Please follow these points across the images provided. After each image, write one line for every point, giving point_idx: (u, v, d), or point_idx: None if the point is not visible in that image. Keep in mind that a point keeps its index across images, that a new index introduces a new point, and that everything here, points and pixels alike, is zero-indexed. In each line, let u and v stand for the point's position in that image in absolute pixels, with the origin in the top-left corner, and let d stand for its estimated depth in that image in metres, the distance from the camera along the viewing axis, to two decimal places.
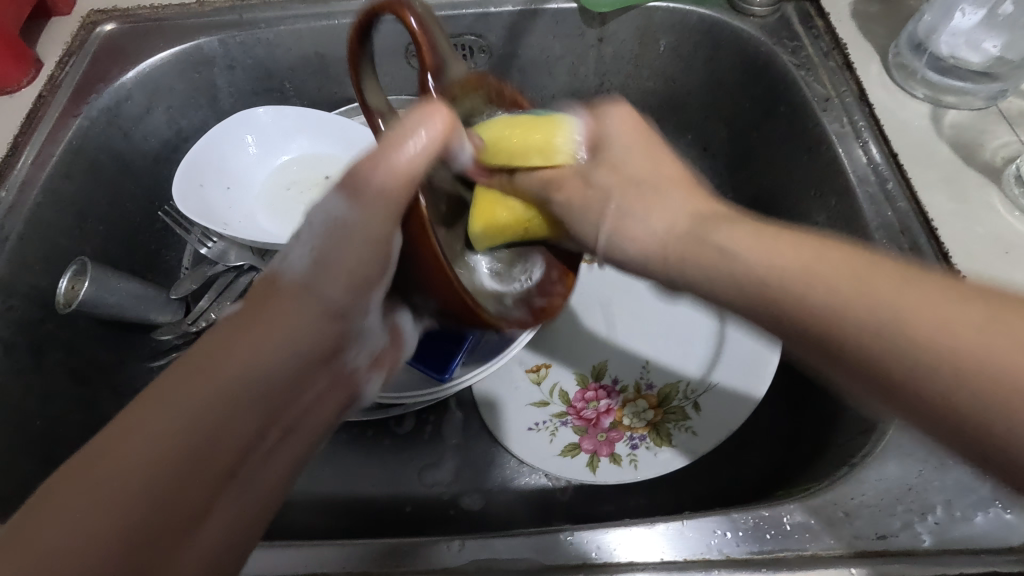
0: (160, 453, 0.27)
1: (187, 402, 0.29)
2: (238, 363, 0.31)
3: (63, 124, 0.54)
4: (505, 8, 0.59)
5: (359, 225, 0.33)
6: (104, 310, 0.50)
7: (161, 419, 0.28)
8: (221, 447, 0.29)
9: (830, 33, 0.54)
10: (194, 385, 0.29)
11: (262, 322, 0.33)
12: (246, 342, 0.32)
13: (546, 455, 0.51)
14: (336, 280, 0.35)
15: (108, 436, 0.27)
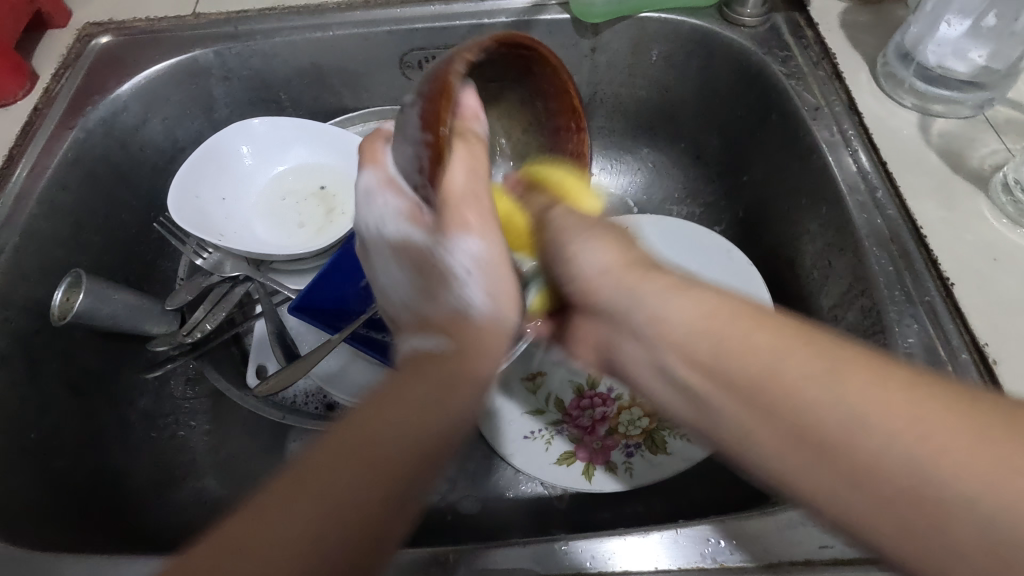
0: (366, 488, 0.27)
1: (385, 436, 0.28)
2: (440, 406, 0.30)
3: (59, 136, 0.55)
4: (499, 19, 0.59)
5: (505, 276, 0.35)
6: (99, 321, 0.50)
7: (379, 449, 0.28)
8: (408, 484, 0.28)
9: (819, 43, 0.55)
10: (376, 428, 0.29)
11: (418, 373, 0.32)
12: (413, 387, 0.31)
13: (541, 463, 0.51)
14: (501, 327, 0.35)
15: (341, 451, 0.28)
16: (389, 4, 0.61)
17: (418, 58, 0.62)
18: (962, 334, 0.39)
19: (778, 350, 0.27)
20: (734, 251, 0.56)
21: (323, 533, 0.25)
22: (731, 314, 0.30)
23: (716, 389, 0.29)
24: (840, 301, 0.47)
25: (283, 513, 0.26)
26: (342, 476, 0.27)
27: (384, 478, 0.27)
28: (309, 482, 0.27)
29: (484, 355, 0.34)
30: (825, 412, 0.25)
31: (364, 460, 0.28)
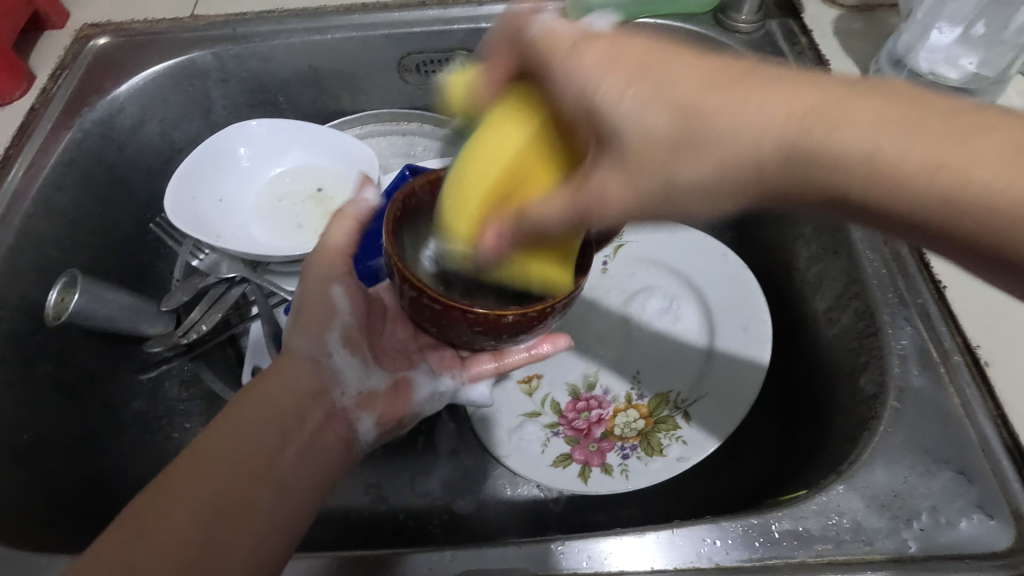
0: (217, 469, 0.35)
1: (222, 437, 0.37)
2: (269, 400, 0.39)
3: (56, 137, 0.54)
4: (496, 23, 0.60)
5: (306, 295, 0.43)
6: (94, 322, 0.50)
7: (217, 440, 0.36)
8: (251, 454, 0.37)
9: (813, 50, 0.56)
10: (221, 429, 0.37)
11: (258, 385, 0.40)
12: (255, 392, 0.40)
13: (537, 466, 0.51)
14: (302, 335, 0.42)
15: (178, 471, 0.35)
16: (388, 8, 0.61)
17: (416, 61, 0.63)
18: (954, 335, 0.41)
19: (977, 173, 0.22)
20: (729, 254, 0.59)
21: (207, 486, 0.34)
22: (830, 100, 0.24)
23: (841, 187, 0.25)
24: (834, 304, 0.47)
25: (177, 486, 0.34)
26: (222, 441, 0.36)
27: (256, 428, 0.38)
28: (189, 467, 0.35)
29: (304, 333, 0.42)
30: (987, 219, 0.23)
31: (231, 427, 0.37)
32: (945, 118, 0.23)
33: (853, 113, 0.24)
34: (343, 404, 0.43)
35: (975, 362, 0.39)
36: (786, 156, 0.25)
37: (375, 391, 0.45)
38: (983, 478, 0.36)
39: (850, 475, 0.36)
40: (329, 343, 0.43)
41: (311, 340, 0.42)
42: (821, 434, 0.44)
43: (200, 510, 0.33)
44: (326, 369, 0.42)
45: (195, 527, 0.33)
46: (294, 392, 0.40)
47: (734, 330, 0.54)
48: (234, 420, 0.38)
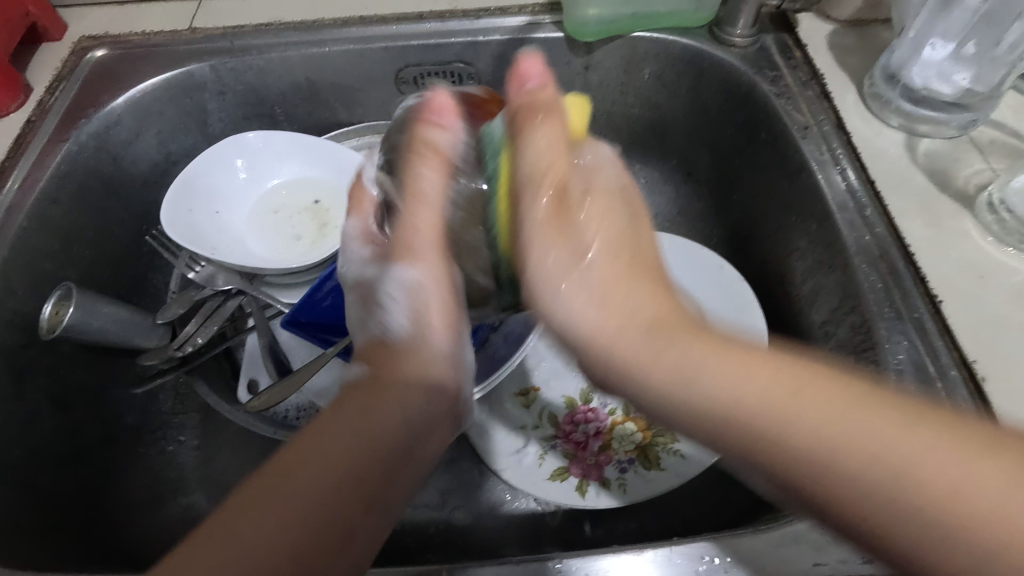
0: (335, 485, 0.32)
1: (348, 441, 0.34)
2: (395, 408, 0.37)
3: (51, 149, 0.54)
4: (493, 37, 0.60)
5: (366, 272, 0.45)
6: (88, 336, 0.49)
7: (335, 445, 0.33)
8: (370, 471, 0.34)
9: (807, 64, 0.56)
10: (339, 441, 0.34)
11: (384, 387, 0.38)
12: (389, 398, 0.37)
13: (535, 479, 0.51)
14: (417, 320, 0.42)
15: (289, 465, 0.32)
16: (385, 21, 0.61)
17: (413, 74, 0.63)
18: (950, 350, 0.40)
19: (868, 417, 0.26)
20: (725, 267, 0.58)
21: (339, 481, 0.32)
22: (753, 357, 0.30)
23: (740, 423, 0.29)
24: (831, 317, 0.47)
25: (299, 480, 0.31)
26: (343, 436, 0.34)
27: (378, 438, 0.35)
28: (314, 459, 0.32)
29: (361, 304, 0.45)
30: (865, 478, 0.25)
31: (358, 438, 0.34)
32: (838, 385, 0.27)
33: (700, 365, 0.31)
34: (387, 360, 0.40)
35: (972, 376, 0.38)
36: (654, 327, 0.34)
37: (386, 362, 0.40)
38: None
39: None
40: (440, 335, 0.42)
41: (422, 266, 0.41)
42: None
43: (331, 497, 0.31)
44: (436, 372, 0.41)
45: (333, 519, 0.31)
46: (412, 396, 0.39)
47: None
48: (360, 414, 0.36)
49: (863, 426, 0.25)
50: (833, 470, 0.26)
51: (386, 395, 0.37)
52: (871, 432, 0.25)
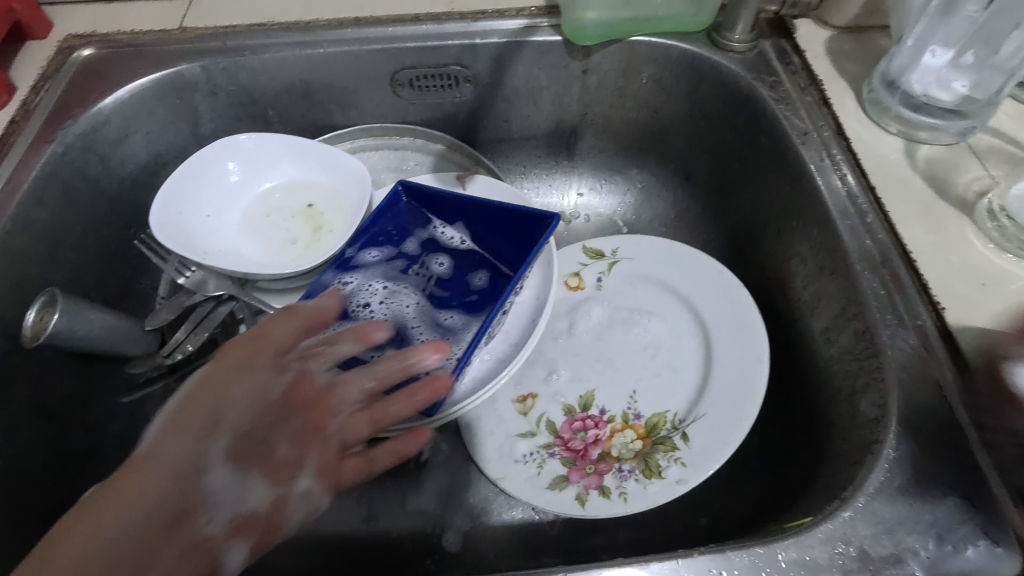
0: (117, 548, 0.33)
1: (130, 509, 0.35)
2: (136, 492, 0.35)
3: (36, 150, 0.53)
4: (491, 40, 0.60)
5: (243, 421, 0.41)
6: (73, 343, 0.47)
7: (122, 509, 0.35)
8: (151, 533, 0.34)
9: (806, 69, 0.56)
10: (140, 499, 0.35)
11: (187, 438, 0.38)
12: (162, 461, 0.37)
13: (533, 488, 0.51)
14: (242, 410, 0.41)
15: (75, 520, 0.34)
16: (380, 23, 0.60)
17: (409, 76, 0.62)
18: (952, 356, 0.40)
19: None
20: (725, 272, 0.57)
21: (121, 530, 0.34)
22: None
23: None
24: (832, 324, 0.47)
25: (123, 499, 0.35)
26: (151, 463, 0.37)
27: (130, 505, 0.35)
28: (111, 491, 0.35)
29: (178, 431, 0.38)
30: None
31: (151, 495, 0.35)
32: None
33: None
34: (209, 532, 0.37)
35: (975, 386, 0.38)
36: None
37: (258, 468, 0.40)
38: (989, 502, 0.35)
39: (855, 500, 0.36)
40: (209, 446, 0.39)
41: (182, 442, 0.38)
42: (820, 459, 0.44)
43: (144, 520, 0.34)
44: (198, 480, 0.37)
45: (146, 537, 0.34)
46: (158, 486, 0.36)
47: (726, 387, 0.51)
48: (170, 430, 0.38)
49: None
50: None
51: (181, 417, 0.39)
52: None
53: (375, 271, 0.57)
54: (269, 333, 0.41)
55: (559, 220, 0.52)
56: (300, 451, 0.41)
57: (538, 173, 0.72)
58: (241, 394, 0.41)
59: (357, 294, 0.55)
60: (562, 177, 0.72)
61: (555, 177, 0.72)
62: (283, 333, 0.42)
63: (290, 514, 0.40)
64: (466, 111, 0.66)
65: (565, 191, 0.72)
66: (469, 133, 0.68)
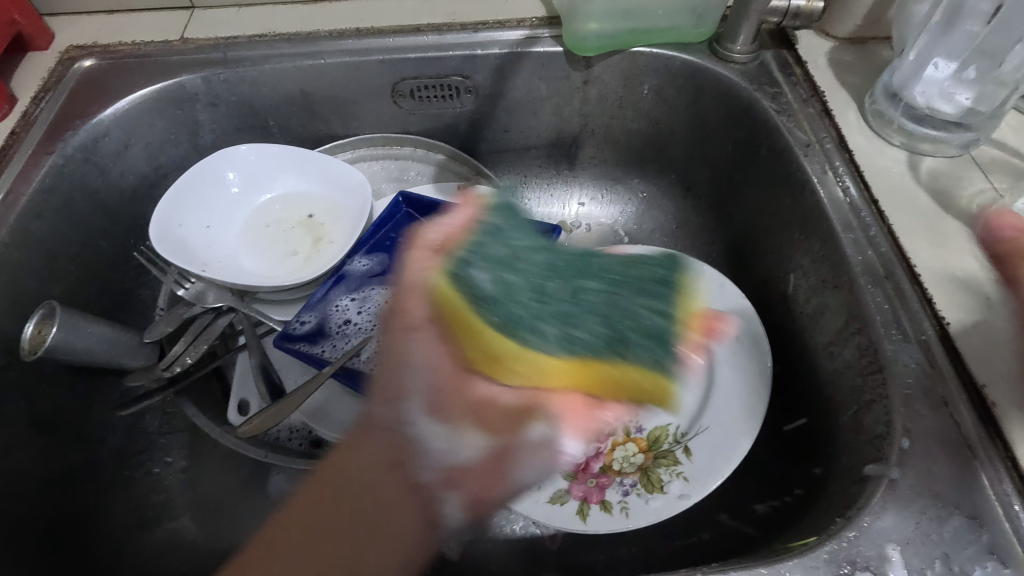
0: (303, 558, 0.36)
1: (311, 509, 0.37)
2: (352, 473, 0.38)
3: (36, 162, 0.53)
4: (492, 50, 0.59)
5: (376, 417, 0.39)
6: (72, 357, 0.47)
7: (331, 497, 0.37)
8: (339, 542, 0.37)
9: (808, 81, 0.56)
10: (320, 495, 0.38)
11: (353, 447, 0.39)
12: (360, 450, 0.39)
13: (533, 503, 0.50)
14: (390, 397, 0.40)
15: (300, 504, 0.38)
16: (381, 33, 0.60)
17: (410, 86, 0.62)
18: (959, 373, 0.39)
19: None
20: (727, 283, 0.57)
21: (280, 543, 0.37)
22: None
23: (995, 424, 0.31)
24: (835, 338, 0.46)
25: (326, 492, 0.38)
26: (357, 475, 0.38)
27: (328, 498, 0.37)
28: (314, 484, 0.38)
29: (384, 399, 0.40)
30: None
31: (339, 501, 0.37)
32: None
33: None
34: (425, 478, 0.38)
35: (982, 402, 0.38)
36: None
37: (459, 417, 0.39)
38: (994, 522, 0.35)
39: (861, 520, 0.36)
40: (378, 438, 0.39)
41: (388, 407, 0.40)
42: (825, 474, 0.44)
43: (285, 522, 0.37)
44: (405, 438, 0.39)
45: (303, 545, 0.37)
46: (348, 483, 0.38)
47: (726, 402, 0.51)
48: (338, 462, 0.39)
49: None
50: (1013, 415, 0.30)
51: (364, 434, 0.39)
52: None
53: (339, 287, 0.56)
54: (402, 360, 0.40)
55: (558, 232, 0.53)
56: (467, 411, 0.39)
57: (539, 183, 0.72)
58: (377, 444, 0.39)
59: (330, 318, 0.55)
60: (563, 186, 0.72)
61: (556, 187, 0.72)
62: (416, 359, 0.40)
63: (421, 513, 0.38)
64: (467, 121, 0.66)
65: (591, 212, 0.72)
66: (470, 143, 0.68)
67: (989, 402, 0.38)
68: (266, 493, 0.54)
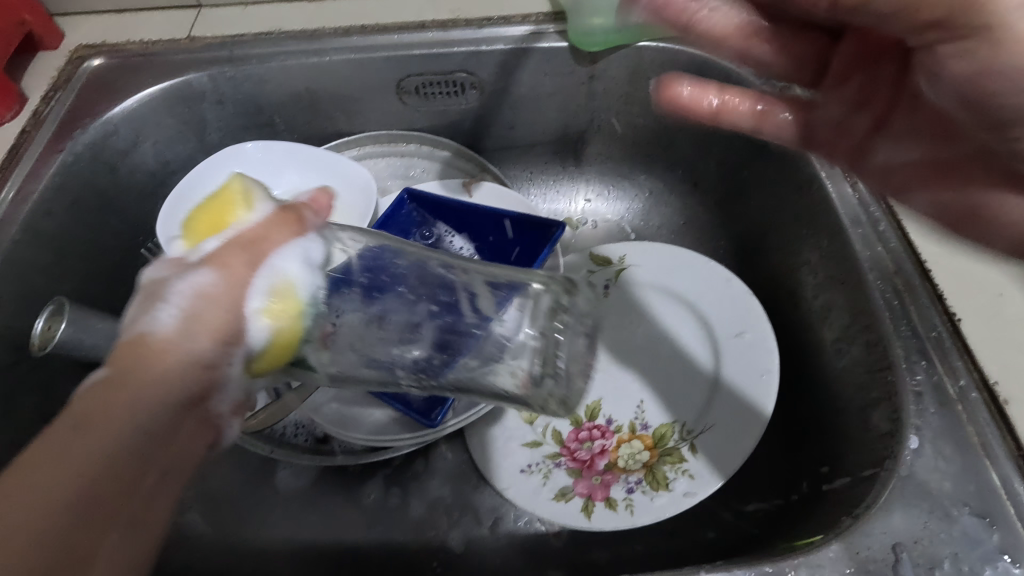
0: (54, 501, 0.27)
1: (98, 440, 0.29)
2: (126, 415, 0.30)
3: (45, 160, 0.53)
4: (496, 46, 0.59)
5: (201, 346, 0.32)
6: (80, 352, 0.48)
7: (96, 435, 0.29)
8: (128, 483, 0.29)
9: (816, 75, 0.55)
10: (94, 434, 0.29)
11: (123, 381, 0.31)
12: (118, 398, 0.30)
13: (538, 499, 0.50)
14: (199, 333, 0.32)
15: (78, 415, 0.29)
16: (386, 30, 0.60)
17: (415, 83, 0.62)
18: (970, 369, 0.39)
19: None
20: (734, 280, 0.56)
21: (54, 493, 0.27)
22: None
23: None
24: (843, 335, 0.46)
25: (100, 417, 0.29)
26: (68, 455, 0.28)
27: (101, 429, 0.29)
28: (96, 402, 0.30)
29: (195, 328, 0.32)
30: None
31: (106, 437, 0.29)
32: None
33: None
34: (219, 411, 0.35)
35: (994, 399, 0.37)
36: None
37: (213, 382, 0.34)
38: (1006, 521, 0.34)
39: (868, 519, 0.35)
40: (197, 369, 0.32)
41: (207, 334, 0.32)
42: (832, 472, 0.44)
43: (77, 490, 0.28)
44: (214, 380, 0.33)
45: (112, 489, 0.29)
46: (148, 424, 0.30)
47: (735, 399, 0.51)
48: (77, 422, 0.29)
49: None
50: None
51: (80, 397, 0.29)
52: None
53: None
54: (147, 350, 0.31)
55: (564, 227, 0.53)
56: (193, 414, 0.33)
57: (544, 179, 0.72)
58: (148, 367, 0.31)
59: None
60: (568, 183, 0.71)
61: (562, 184, 0.71)
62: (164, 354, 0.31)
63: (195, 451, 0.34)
64: (472, 118, 0.66)
65: (401, 342, 0.36)
66: (475, 139, 0.68)
67: (1000, 400, 0.37)
68: (272, 490, 0.55)
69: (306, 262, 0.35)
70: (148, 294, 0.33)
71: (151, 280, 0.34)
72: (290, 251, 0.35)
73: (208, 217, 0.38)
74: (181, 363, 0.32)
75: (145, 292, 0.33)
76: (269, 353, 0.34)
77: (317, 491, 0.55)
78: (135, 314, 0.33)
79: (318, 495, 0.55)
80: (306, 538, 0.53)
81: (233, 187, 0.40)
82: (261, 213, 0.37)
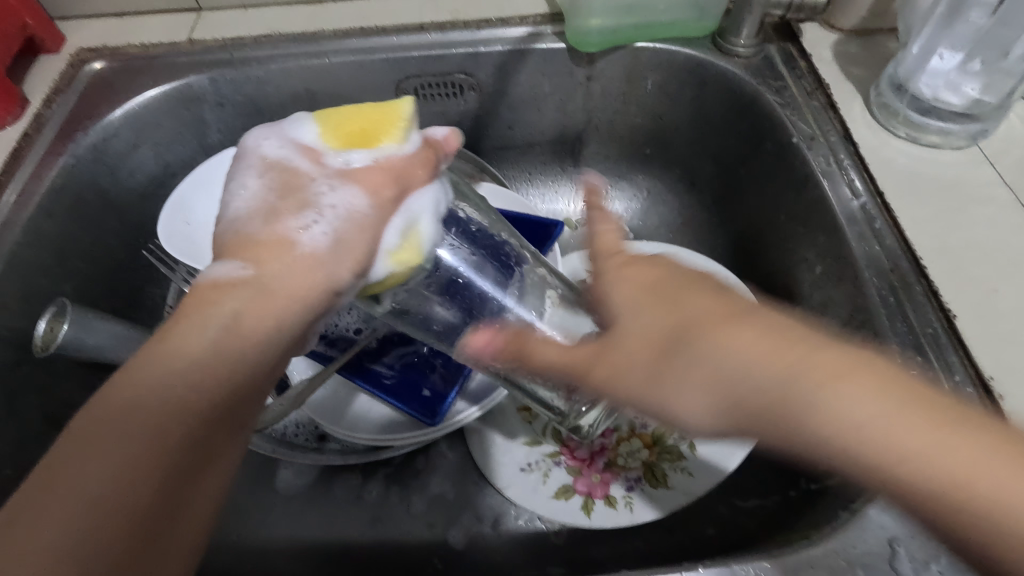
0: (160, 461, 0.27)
1: (157, 399, 0.28)
2: (183, 369, 0.30)
3: (47, 163, 0.54)
4: (494, 47, 0.60)
5: (285, 291, 0.33)
6: (82, 352, 0.48)
7: (158, 393, 0.29)
8: (175, 452, 0.28)
9: (812, 74, 0.55)
10: (136, 400, 0.28)
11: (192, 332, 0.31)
12: (182, 346, 0.30)
13: (537, 498, 0.51)
14: (282, 300, 0.33)
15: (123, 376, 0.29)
16: (385, 32, 0.61)
17: (414, 84, 0.62)
18: (964, 364, 0.39)
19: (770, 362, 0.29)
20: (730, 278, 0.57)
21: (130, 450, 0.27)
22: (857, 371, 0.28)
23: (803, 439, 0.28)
24: (839, 332, 0.46)
25: (153, 376, 0.29)
26: (119, 440, 0.27)
27: (146, 397, 0.28)
28: (131, 375, 0.29)
29: (252, 295, 0.32)
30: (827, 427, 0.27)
31: (156, 392, 0.29)
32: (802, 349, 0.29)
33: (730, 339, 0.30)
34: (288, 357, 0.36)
35: (990, 395, 0.37)
36: (783, 399, 0.28)
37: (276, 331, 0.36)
38: None
39: (864, 513, 0.35)
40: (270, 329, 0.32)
41: (324, 272, 0.34)
42: (827, 469, 0.44)
43: (160, 453, 0.27)
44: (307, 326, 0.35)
45: (159, 464, 0.27)
46: (215, 377, 0.30)
47: None
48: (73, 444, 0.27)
49: (776, 360, 0.29)
50: (789, 399, 0.28)
51: (145, 370, 0.29)
52: (872, 405, 0.27)
53: None
54: (217, 303, 0.32)
55: (562, 227, 0.54)
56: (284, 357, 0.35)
57: (543, 180, 0.72)
58: (217, 328, 0.31)
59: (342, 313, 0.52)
60: (567, 183, 0.72)
61: (560, 184, 0.72)
62: (233, 301, 0.32)
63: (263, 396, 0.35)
64: (471, 119, 0.66)
65: (452, 330, 0.41)
66: (474, 140, 0.68)
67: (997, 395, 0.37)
68: (273, 489, 0.55)
69: (434, 212, 0.38)
70: (288, 186, 0.35)
71: (279, 162, 0.36)
72: (428, 193, 0.37)
73: (355, 126, 0.37)
74: (318, 282, 0.34)
75: (285, 182, 0.35)
76: (388, 283, 0.37)
77: (318, 490, 0.55)
78: (276, 209, 0.35)
79: (319, 494, 0.55)
80: (307, 537, 0.53)
81: (399, 109, 0.37)
82: (412, 146, 0.37)
